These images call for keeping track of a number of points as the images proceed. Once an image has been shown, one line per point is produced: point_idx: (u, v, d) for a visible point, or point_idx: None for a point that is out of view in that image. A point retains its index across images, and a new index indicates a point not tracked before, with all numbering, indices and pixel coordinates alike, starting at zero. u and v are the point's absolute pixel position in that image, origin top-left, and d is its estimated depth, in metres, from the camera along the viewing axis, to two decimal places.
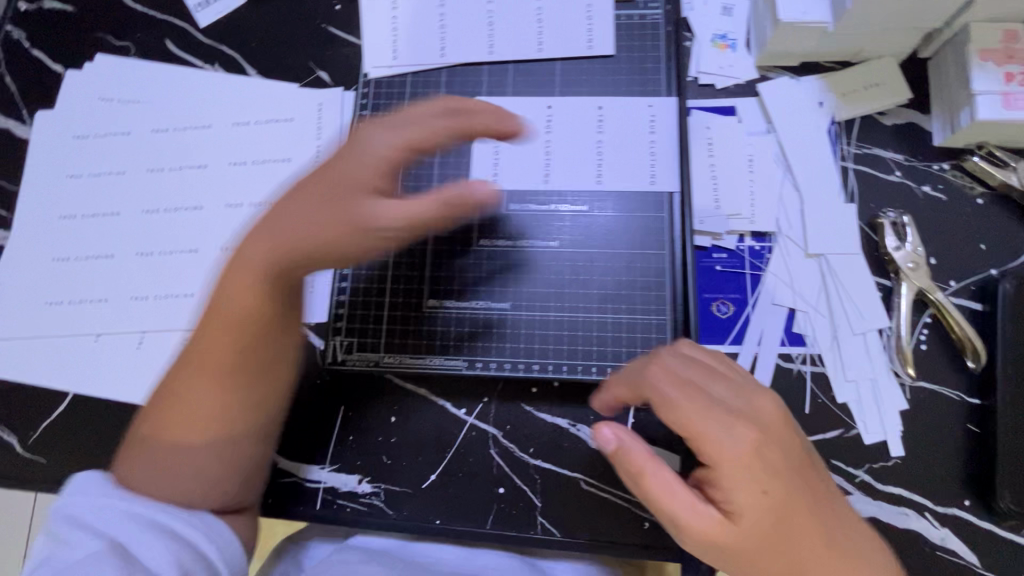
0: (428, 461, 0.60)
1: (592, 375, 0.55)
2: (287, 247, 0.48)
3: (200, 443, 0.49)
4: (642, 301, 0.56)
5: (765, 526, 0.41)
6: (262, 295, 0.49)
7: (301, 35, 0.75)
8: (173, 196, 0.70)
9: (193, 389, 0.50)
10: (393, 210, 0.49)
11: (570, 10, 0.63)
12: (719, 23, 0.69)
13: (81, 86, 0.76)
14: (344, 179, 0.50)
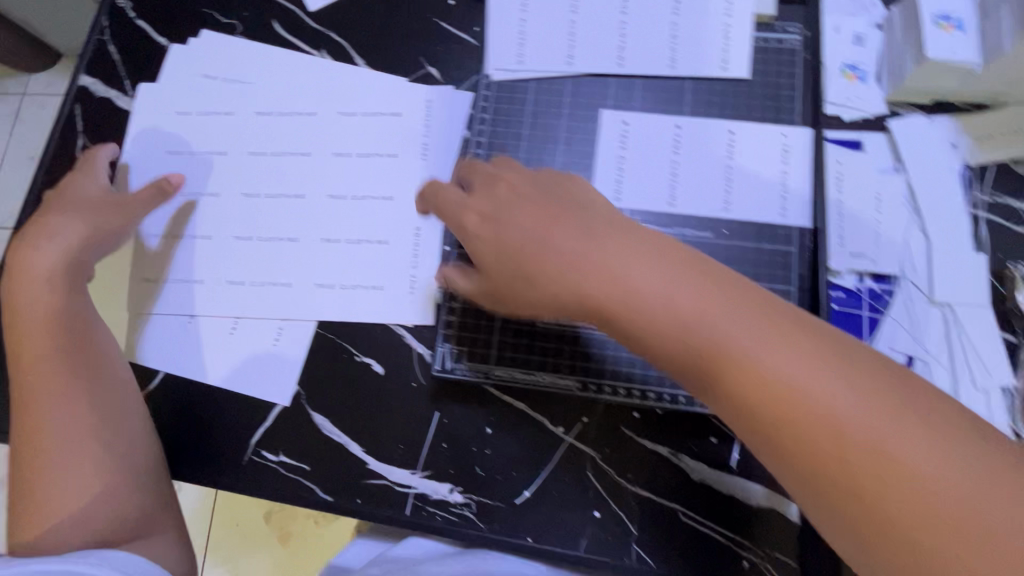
0: (523, 477, 0.59)
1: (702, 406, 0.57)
2: (43, 280, 0.62)
3: (78, 437, 0.57)
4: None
5: (597, 289, 0.43)
6: (44, 312, 0.61)
7: (413, 27, 0.73)
8: (274, 180, 0.68)
9: (39, 405, 0.57)
10: (71, 235, 0.64)
11: (707, 28, 0.61)
12: (849, 53, 0.67)
13: (184, 61, 0.74)
14: (61, 225, 0.64)
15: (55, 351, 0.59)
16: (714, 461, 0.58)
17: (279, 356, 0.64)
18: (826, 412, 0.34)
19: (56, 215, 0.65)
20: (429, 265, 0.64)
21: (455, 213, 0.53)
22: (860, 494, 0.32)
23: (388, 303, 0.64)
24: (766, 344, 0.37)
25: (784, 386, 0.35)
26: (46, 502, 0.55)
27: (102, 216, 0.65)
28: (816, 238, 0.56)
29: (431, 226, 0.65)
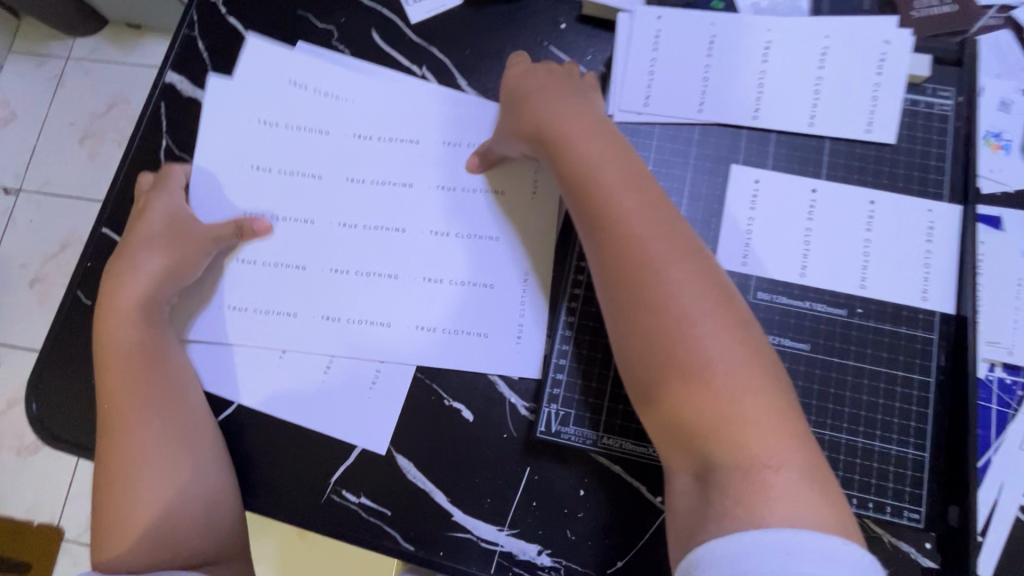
0: (617, 545, 0.56)
1: (851, 503, 0.50)
2: (134, 312, 0.60)
3: (168, 472, 0.56)
4: (900, 432, 0.51)
5: (614, 230, 0.48)
6: (131, 347, 0.59)
7: (522, 48, 0.68)
8: (371, 204, 0.65)
9: (127, 440, 0.56)
10: (154, 267, 0.61)
11: (855, 87, 0.57)
12: (994, 119, 0.62)
13: (267, 60, 0.69)
14: (144, 255, 0.62)
15: (145, 385, 0.58)
16: None
17: (367, 396, 0.61)
18: (696, 334, 0.43)
19: (138, 242, 0.62)
20: (531, 311, 0.61)
21: (509, 91, 0.58)
22: (697, 398, 0.42)
23: (484, 346, 0.61)
24: (681, 272, 0.45)
25: (677, 305, 0.44)
26: (134, 540, 0.54)
27: (183, 246, 0.62)
28: (962, 327, 0.52)
29: (539, 275, 0.62)
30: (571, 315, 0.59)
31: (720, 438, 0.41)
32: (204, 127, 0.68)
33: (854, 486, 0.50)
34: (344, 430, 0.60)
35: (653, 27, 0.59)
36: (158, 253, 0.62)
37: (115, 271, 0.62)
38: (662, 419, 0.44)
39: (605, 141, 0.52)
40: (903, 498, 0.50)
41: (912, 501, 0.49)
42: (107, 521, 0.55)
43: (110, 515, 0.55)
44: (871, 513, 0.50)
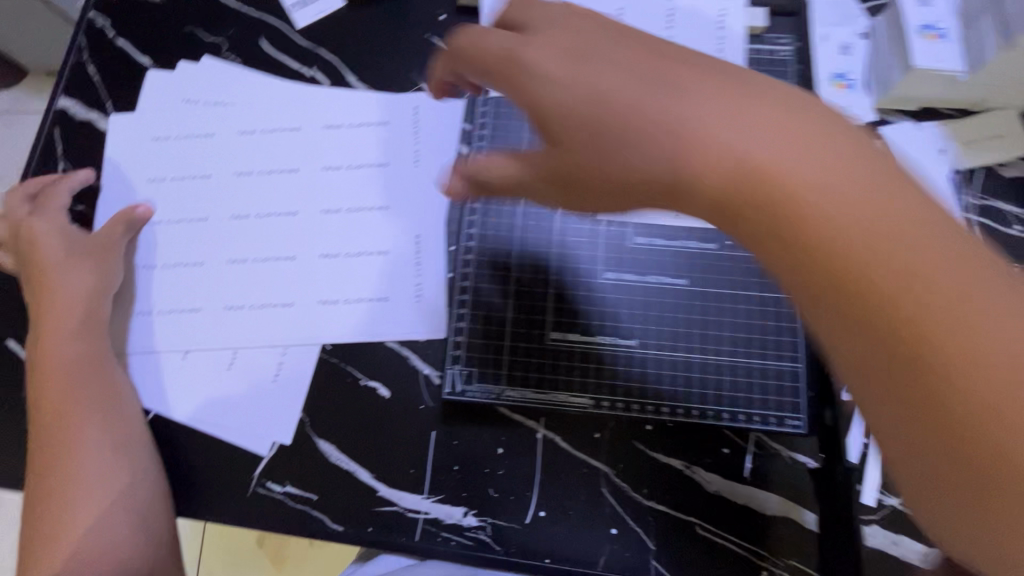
0: (537, 496, 0.58)
1: (740, 422, 0.53)
2: (57, 326, 0.61)
3: (96, 473, 0.57)
4: (776, 347, 0.54)
5: (662, 129, 0.38)
6: (56, 362, 0.60)
7: (405, 44, 0.73)
8: (267, 198, 0.66)
9: (54, 445, 0.57)
10: (73, 282, 0.63)
11: (701, 42, 0.62)
12: (837, 61, 0.68)
13: (164, 85, 0.72)
14: (61, 272, 0.63)
15: (70, 392, 0.59)
16: (727, 471, 0.58)
17: (282, 389, 0.62)
18: (792, 183, 0.34)
19: (51, 261, 0.64)
20: (431, 272, 0.63)
21: None
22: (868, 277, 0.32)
23: (393, 315, 0.63)
24: (755, 136, 0.36)
25: (784, 190, 0.34)
26: (69, 540, 0.55)
27: (89, 261, 0.64)
28: None
29: (431, 234, 0.64)
30: (467, 280, 0.58)
31: (889, 323, 0.31)
32: (106, 154, 0.69)
33: (738, 403, 0.54)
34: (257, 407, 0.62)
35: None
36: (73, 268, 0.63)
37: (34, 294, 0.64)
38: (867, 358, 0.32)
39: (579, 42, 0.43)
40: (783, 408, 0.53)
41: (792, 409, 0.53)
42: (41, 525, 0.56)
43: (42, 520, 0.56)
44: (759, 426, 0.53)
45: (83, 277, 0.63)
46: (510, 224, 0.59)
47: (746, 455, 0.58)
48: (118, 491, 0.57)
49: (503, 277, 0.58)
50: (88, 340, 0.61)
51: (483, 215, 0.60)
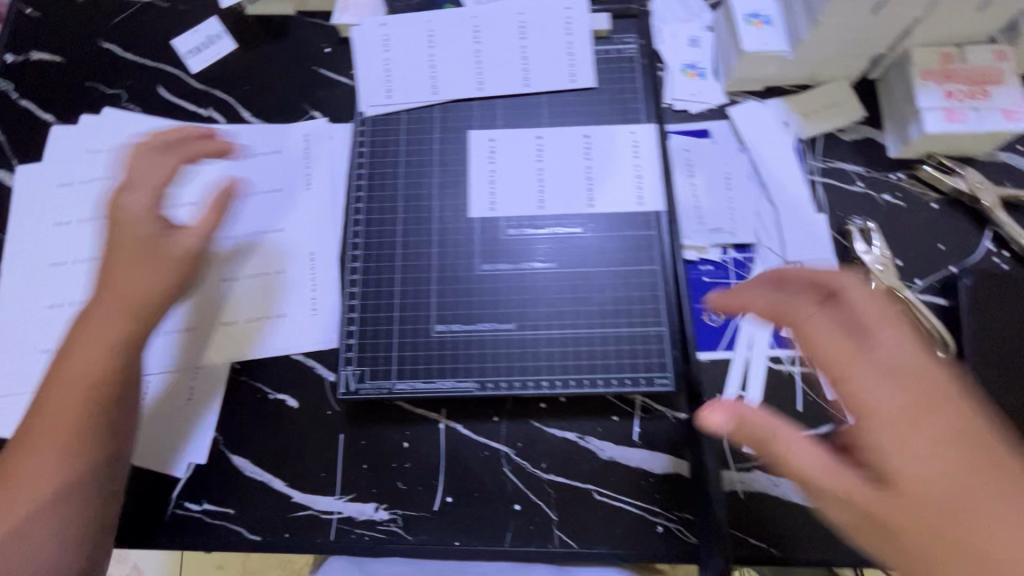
0: (442, 483, 0.61)
1: (612, 386, 0.57)
2: (96, 317, 0.59)
3: (56, 475, 0.53)
4: (640, 314, 0.60)
5: (759, 442, 0.42)
6: (78, 358, 0.56)
7: (294, 77, 0.78)
8: (170, 232, 0.71)
9: (30, 438, 0.54)
10: (135, 282, 0.60)
11: (552, 47, 0.68)
12: (687, 54, 0.75)
13: (66, 137, 0.76)
14: (124, 271, 0.60)
15: (80, 391, 0.55)
16: (617, 437, 0.62)
17: (190, 413, 0.64)
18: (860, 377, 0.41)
19: (110, 259, 0.61)
20: (327, 284, 0.68)
21: None
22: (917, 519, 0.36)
23: (292, 328, 0.67)
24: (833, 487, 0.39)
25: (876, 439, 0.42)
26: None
27: (169, 260, 0.62)
28: (668, 218, 0.62)
29: (325, 251, 0.69)
30: (355, 286, 0.62)
31: (907, 522, 0.37)
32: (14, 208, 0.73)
33: (611, 369, 0.58)
34: (168, 432, 0.64)
35: (380, 33, 0.69)
36: (121, 266, 0.60)
37: (103, 276, 0.61)
38: (910, 545, 0.37)
39: None
40: (651, 369, 0.58)
41: (659, 368, 0.58)
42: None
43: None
44: (631, 388, 0.57)
45: (145, 283, 0.60)
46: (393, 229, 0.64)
47: (634, 420, 0.62)
48: (75, 489, 0.53)
49: (387, 280, 0.62)
50: (133, 345, 0.58)
51: (366, 222, 0.64)
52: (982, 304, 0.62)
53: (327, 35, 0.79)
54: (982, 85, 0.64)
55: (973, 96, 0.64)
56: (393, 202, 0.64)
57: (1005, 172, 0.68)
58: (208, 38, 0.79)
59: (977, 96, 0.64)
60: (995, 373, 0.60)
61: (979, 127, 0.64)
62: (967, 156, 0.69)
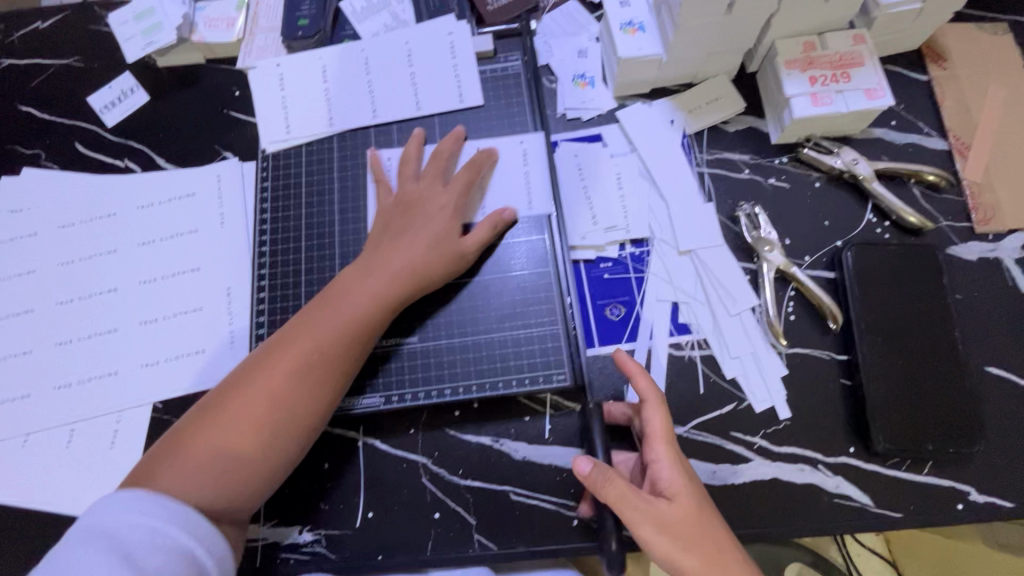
0: (363, 499, 0.63)
1: (512, 387, 0.61)
2: (371, 276, 0.60)
3: (314, 401, 0.56)
4: (536, 315, 0.63)
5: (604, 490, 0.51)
6: (350, 305, 0.59)
7: (205, 121, 0.80)
8: (89, 281, 0.73)
9: (265, 374, 0.56)
10: (410, 252, 0.61)
11: (439, 72, 0.72)
12: (577, 64, 0.78)
13: None
14: (397, 242, 0.62)
15: (335, 338, 0.58)
16: (529, 437, 0.63)
17: (117, 456, 0.66)
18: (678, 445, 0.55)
19: (396, 225, 0.63)
20: (244, 317, 0.70)
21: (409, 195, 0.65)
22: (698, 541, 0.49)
23: (211, 363, 0.69)
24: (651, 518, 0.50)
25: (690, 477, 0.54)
26: (186, 462, 0.52)
27: (450, 237, 0.62)
28: (552, 223, 0.66)
29: (240, 284, 0.72)
30: (263, 316, 0.67)
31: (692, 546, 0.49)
32: None
33: (511, 371, 0.62)
34: (94, 477, 0.65)
35: (277, 73, 0.73)
36: (425, 231, 0.62)
37: (387, 245, 0.62)
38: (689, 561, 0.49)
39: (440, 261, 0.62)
40: (549, 366, 0.61)
41: (556, 365, 0.61)
42: (175, 438, 0.54)
43: (181, 440, 0.54)
44: (530, 387, 0.61)
45: (421, 247, 0.62)
46: (297, 259, 0.68)
47: (545, 418, 0.64)
48: (272, 449, 0.55)
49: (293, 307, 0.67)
50: (391, 311, 0.60)
51: (271, 257, 0.69)
52: (864, 273, 0.65)
53: (236, 78, 0.81)
54: (843, 69, 0.68)
55: (836, 80, 0.68)
56: (297, 231, 0.69)
57: (879, 147, 0.72)
58: (122, 92, 0.82)
59: (839, 78, 0.68)
60: (879, 338, 0.62)
61: (844, 108, 0.67)
62: (843, 135, 0.72)
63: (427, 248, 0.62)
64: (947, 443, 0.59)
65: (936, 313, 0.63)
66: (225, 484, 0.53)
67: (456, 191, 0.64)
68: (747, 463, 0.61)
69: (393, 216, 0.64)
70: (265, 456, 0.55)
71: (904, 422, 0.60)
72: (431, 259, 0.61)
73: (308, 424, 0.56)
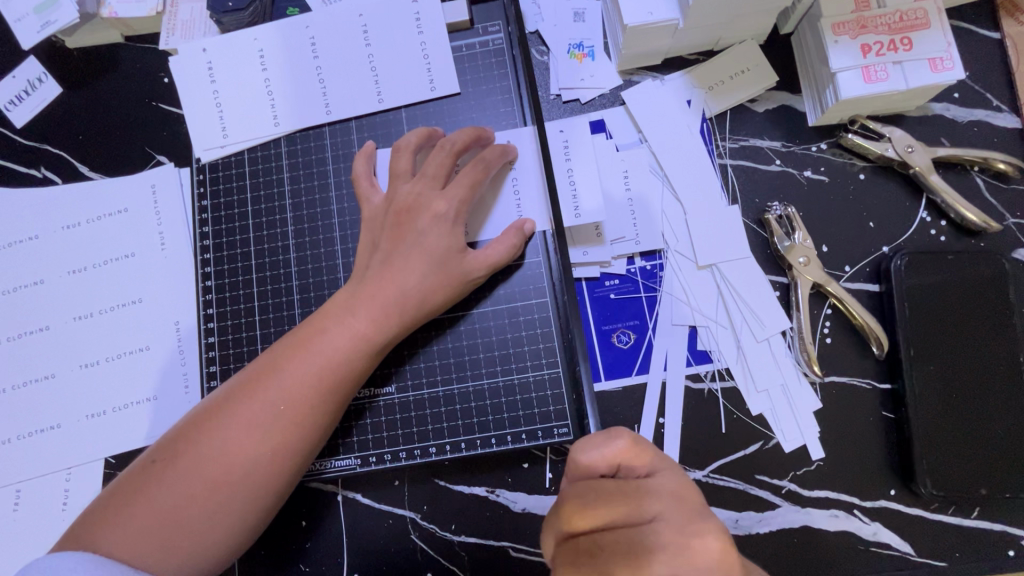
0: (348, 559, 0.57)
1: (507, 443, 0.53)
2: (355, 312, 0.50)
3: (283, 459, 0.48)
4: (532, 357, 0.54)
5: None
6: (328, 345, 0.49)
7: (130, 117, 0.67)
8: (14, 319, 0.64)
9: (224, 428, 0.48)
10: (403, 281, 0.50)
11: (403, 52, 0.58)
12: (573, 30, 0.64)
13: None
14: (390, 265, 0.51)
15: (309, 390, 0.49)
16: (529, 486, 0.56)
17: (71, 518, 0.59)
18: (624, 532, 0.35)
19: (387, 244, 0.52)
20: (197, 358, 0.61)
21: (406, 200, 0.52)
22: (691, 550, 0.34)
23: (166, 411, 0.61)
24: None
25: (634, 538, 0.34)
26: (127, 525, 0.45)
27: (456, 264, 0.51)
28: (544, 241, 0.55)
29: (190, 318, 0.62)
30: (214, 363, 0.58)
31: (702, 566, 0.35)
32: None
33: (505, 424, 0.54)
34: (48, 544, 0.59)
35: (204, 60, 0.60)
36: (424, 252, 0.51)
37: (378, 266, 0.52)
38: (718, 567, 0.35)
39: (442, 292, 0.51)
40: (549, 418, 0.53)
41: (558, 417, 0.53)
42: (126, 489, 0.47)
43: (127, 498, 0.46)
44: (526, 443, 0.53)
45: (416, 277, 0.51)
46: (248, 293, 0.58)
47: (546, 465, 0.57)
48: (231, 512, 0.47)
49: (248, 351, 0.58)
50: (373, 358, 0.51)
51: (218, 291, 0.59)
52: (915, 285, 0.55)
53: (163, 61, 0.67)
54: (902, 33, 0.55)
55: (894, 48, 0.54)
56: (246, 259, 0.59)
57: (937, 127, 0.60)
58: (28, 84, 0.68)
59: (898, 46, 0.54)
60: (930, 366, 0.54)
61: (904, 84, 0.54)
62: (894, 114, 0.60)
63: (425, 278, 0.51)
64: (1001, 486, 0.52)
65: (998, 334, 0.54)
66: (176, 552, 0.46)
67: (462, 195, 0.52)
68: (775, 510, 0.54)
69: (390, 231, 0.52)
70: (227, 519, 0.47)
71: (954, 463, 0.52)
72: (429, 291, 0.51)
73: (273, 488, 0.49)
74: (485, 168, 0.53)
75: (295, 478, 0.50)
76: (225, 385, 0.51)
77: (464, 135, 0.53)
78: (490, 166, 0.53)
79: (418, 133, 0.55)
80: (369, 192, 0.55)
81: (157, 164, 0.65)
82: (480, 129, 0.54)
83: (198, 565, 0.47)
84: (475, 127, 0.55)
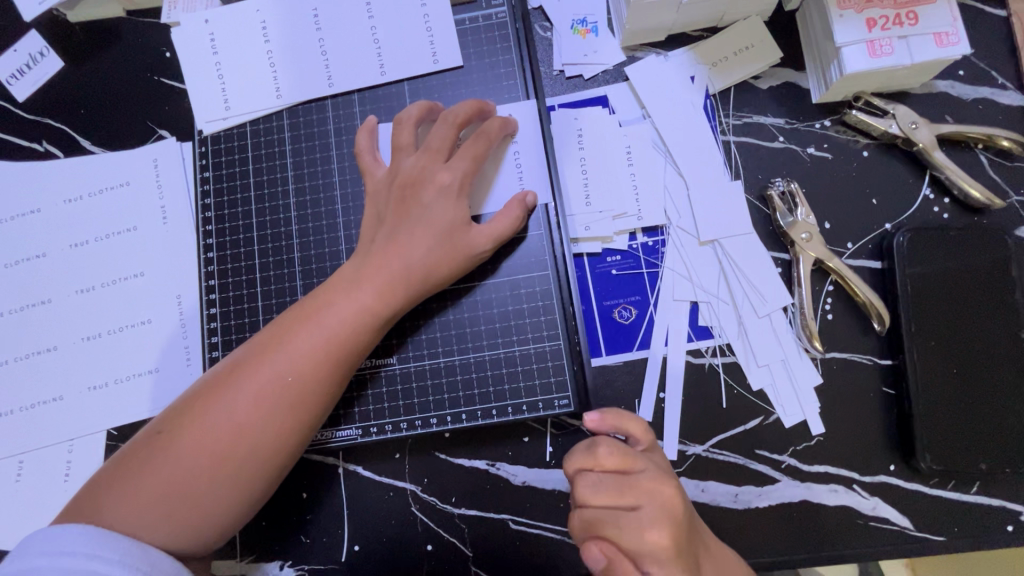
0: (348, 531, 0.57)
1: (507, 415, 0.53)
2: (361, 285, 0.50)
3: (289, 432, 0.48)
4: (534, 330, 0.54)
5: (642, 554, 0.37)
6: (335, 317, 0.49)
7: (132, 91, 0.67)
8: (16, 292, 0.64)
9: (231, 400, 0.48)
10: (408, 254, 0.50)
11: (406, 25, 0.58)
12: (577, 6, 0.63)
13: None
14: (394, 237, 0.51)
15: (315, 363, 0.49)
16: (530, 460, 0.56)
17: (73, 489, 0.60)
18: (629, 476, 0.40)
19: (392, 216, 0.52)
20: (198, 332, 0.61)
21: (410, 172, 0.52)
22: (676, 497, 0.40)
23: (168, 384, 0.61)
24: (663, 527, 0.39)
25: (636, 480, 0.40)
26: (134, 495, 0.45)
27: (460, 237, 0.51)
28: (546, 214, 0.55)
29: (191, 291, 0.62)
30: (216, 335, 0.58)
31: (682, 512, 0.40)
32: None
33: (505, 396, 0.54)
34: (49, 515, 0.59)
35: (206, 31, 0.59)
36: (429, 224, 0.51)
37: (382, 238, 0.52)
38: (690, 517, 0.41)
39: (447, 266, 0.51)
40: (550, 390, 0.53)
41: (558, 389, 0.53)
42: (131, 460, 0.47)
43: (132, 469, 0.46)
44: (527, 414, 0.53)
45: (419, 249, 0.51)
46: (250, 265, 0.58)
47: (547, 439, 0.57)
48: (237, 484, 0.47)
49: (250, 323, 0.58)
50: (378, 330, 0.51)
51: (220, 264, 0.59)
52: (917, 261, 0.55)
53: (165, 35, 0.67)
54: (908, 8, 0.54)
55: (900, 22, 0.54)
56: (248, 231, 0.59)
57: (941, 104, 0.59)
58: (30, 58, 0.68)
59: (904, 20, 0.54)
60: (932, 342, 0.54)
61: (909, 59, 0.54)
62: (898, 91, 0.60)
63: (430, 251, 0.51)
64: (1000, 462, 0.52)
65: (1000, 310, 0.54)
66: (182, 523, 0.46)
67: (465, 168, 0.52)
68: (774, 485, 0.55)
69: (393, 204, 0.52)
70: (233, 492, 0.48)
71: (954, 438, 0.52)
72: (433, 263, 0.51)
73: (278, 461, 0.49)
74: (488, 141, 0.53)
75: (299, 452, 0.51)
76: (231, 357, 0.51)
77: (467, 108, 0.53)
78: (492, 138, 0.53)
79: (419, 107, 0.55)
80: (371, 163, 0.55)
81: (159, 138, 0.65)
82: (481, 102, 0.54)
83: (203, 537, 0.47)
84: (478, 100, 0.55)
